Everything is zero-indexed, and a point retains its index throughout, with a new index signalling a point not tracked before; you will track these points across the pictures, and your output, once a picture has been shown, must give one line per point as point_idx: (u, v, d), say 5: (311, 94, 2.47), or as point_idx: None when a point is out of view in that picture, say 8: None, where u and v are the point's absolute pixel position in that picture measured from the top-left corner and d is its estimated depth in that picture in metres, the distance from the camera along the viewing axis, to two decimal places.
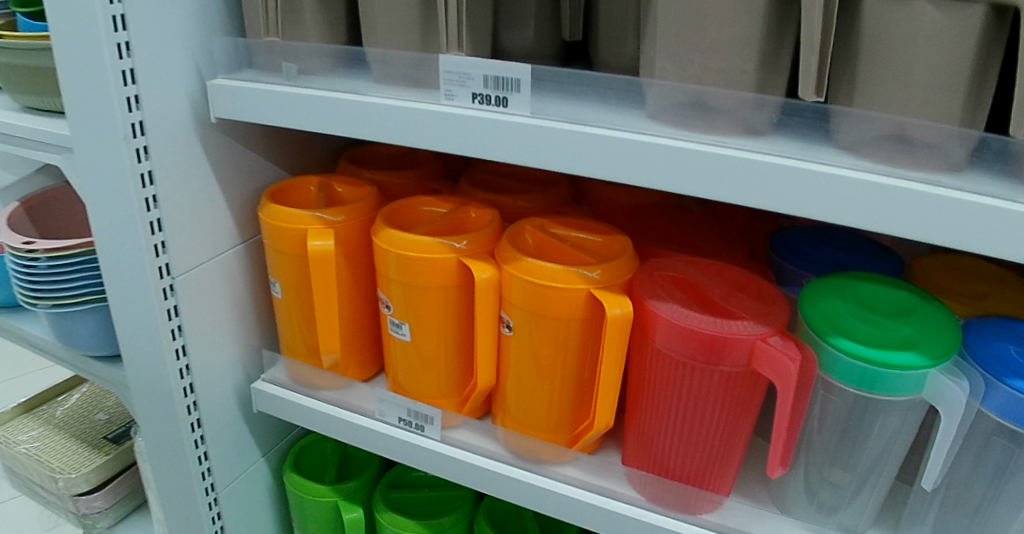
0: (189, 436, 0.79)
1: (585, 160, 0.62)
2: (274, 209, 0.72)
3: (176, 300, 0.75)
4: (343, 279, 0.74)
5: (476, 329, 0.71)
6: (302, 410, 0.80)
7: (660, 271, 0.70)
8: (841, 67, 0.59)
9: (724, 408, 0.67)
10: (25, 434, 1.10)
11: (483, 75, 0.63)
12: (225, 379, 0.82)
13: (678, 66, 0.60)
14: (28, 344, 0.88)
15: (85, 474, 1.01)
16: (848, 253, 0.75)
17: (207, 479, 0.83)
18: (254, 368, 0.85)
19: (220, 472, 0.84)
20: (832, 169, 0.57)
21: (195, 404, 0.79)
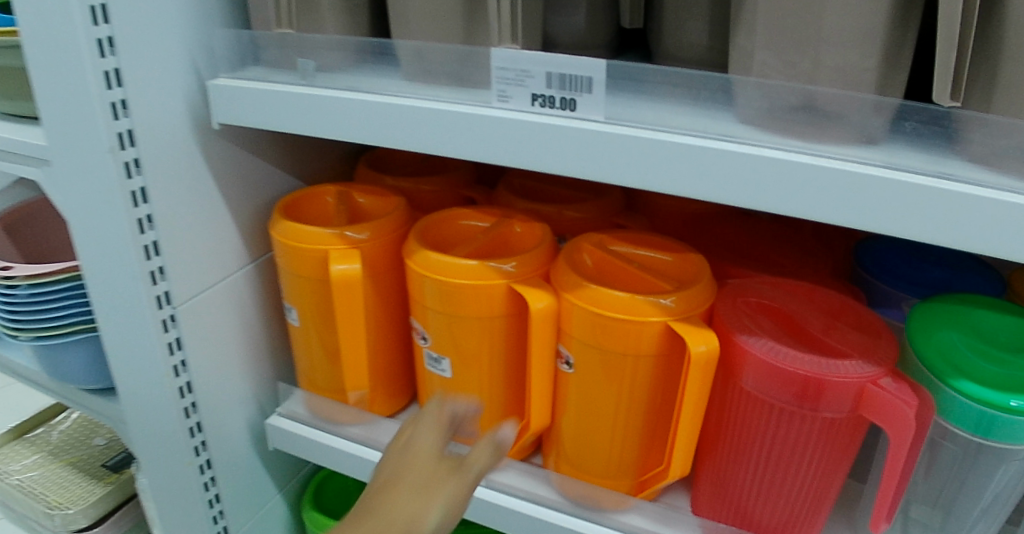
0: (198, 480, 0.69)
1: (666, 174, 0.51)
2: (289, 226, 0.62)
3: (178, 332, 0.64)
4: (371, 304, 0.64)
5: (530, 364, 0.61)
6: (322, 451, 0.69)
7: (745, 297, 0.60)
8: (978, 65, 0.48)
9: (822, 455, 0.58)
10: (19, 463, 1.02)
11: (546, 72, 0.52)
12: (236, 414, 0.72)
13: (785, 63, 0.49)
14: (15, 372, 0.79)
15: (83, 509, 0.92)
16: (949, 269, 0.65)
17: (218, 522, 0.73)
18: (268, 400, 0.75)
19: (234, 514, 0.74)
20: (978, 191, 0.46)
21: (205, 444, 0.69)
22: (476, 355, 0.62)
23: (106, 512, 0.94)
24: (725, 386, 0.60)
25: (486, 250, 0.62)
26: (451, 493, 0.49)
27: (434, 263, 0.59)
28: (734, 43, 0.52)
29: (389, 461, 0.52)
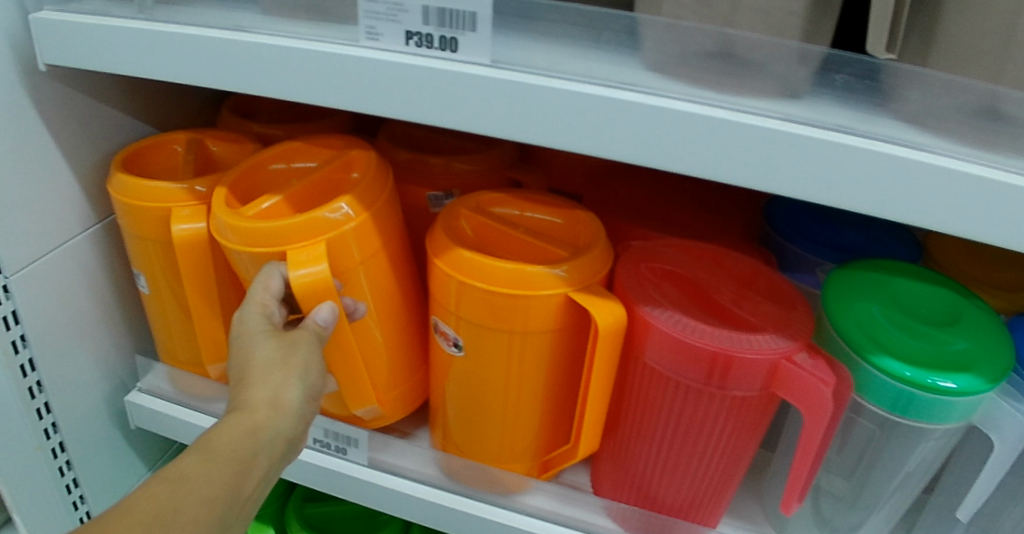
0: (51, 467, 0.63)
1: (560, 129, 0.44)
2: (127, 181, 0.53)
3: (15, 304, 0.56)
4: (205, 276, 0.55)
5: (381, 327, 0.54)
6: (192, 429, 0.64)
7: (648, 264, 0.55)
8: (915, 14, 0.43)
9: (730, 434, 0.54)
10: None
11: (422, 6, 0.44)
12: (90, 392, 0.65)
13: (701, 1, 0.43)
14: None
15: None
16: (864, 231, 0.60)
17: (79, 509, 0.67)
18: (129, 374, 0.68)
19: (97, 499, 0.68)
20: (909, 151, 0.41)
21: (55, 426, 0.62)
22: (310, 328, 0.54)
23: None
24: (627, 360, 0.55)
25: (303, 201, 0.54)
26: (266, 441, 0.43)
27: (233, 231, 0.50)
28: None
29: (232, 360, 0.47)
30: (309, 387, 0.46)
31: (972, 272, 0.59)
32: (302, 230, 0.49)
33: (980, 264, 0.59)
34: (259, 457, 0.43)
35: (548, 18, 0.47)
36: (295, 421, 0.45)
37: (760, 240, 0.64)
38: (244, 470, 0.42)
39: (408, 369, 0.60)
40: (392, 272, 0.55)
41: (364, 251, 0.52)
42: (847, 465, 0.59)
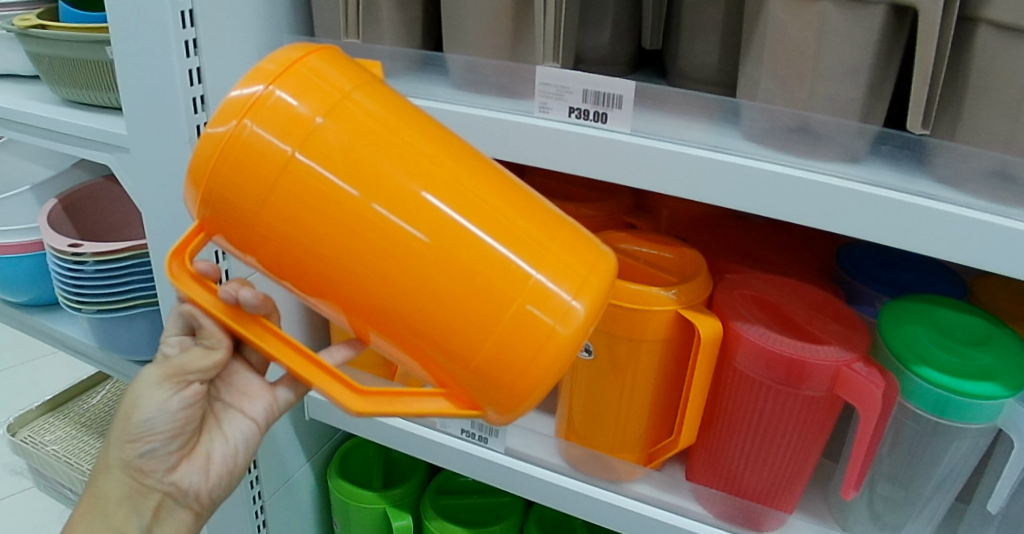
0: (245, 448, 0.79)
1: (676, 180, 0.61)
2: None
3: None
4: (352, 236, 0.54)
5: (374, 230, 0.44)
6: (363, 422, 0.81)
7: (740, 290, 0.70)
8: (946, 101, 0.57)
9: (802, 429, 0.67)
10: (51, 434, 1.06)
11: (582, 90, 0.62)
12: None
13: (785, 90, 0.58)
14: (67, 347, 0.87)
15: None
16: (917, 274, 0.75)
17: (254, 488, 0.82)
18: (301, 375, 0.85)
19: (267, 480, 0.84)
20: (935, 203, 0.56)
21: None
22: (322, 248, 0.45)
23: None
24: (721, 368, 0.69)
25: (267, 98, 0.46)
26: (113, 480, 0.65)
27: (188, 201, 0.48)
28: (743, 72, 0.61)
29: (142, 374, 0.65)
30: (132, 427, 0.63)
31: (1006, 309, 0.72)
32: (215, 146, 0.44)
33: (1014, 302, 0.72)
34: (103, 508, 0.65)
35: (678, 98, 0.64)
36: (129, 453, 0.64)
37: (829, 278, 0.79)
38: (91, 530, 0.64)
39: (482, 300, 0.44)
40: (392, 146, 0.45)
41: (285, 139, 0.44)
42: (896, 465, 0.71)
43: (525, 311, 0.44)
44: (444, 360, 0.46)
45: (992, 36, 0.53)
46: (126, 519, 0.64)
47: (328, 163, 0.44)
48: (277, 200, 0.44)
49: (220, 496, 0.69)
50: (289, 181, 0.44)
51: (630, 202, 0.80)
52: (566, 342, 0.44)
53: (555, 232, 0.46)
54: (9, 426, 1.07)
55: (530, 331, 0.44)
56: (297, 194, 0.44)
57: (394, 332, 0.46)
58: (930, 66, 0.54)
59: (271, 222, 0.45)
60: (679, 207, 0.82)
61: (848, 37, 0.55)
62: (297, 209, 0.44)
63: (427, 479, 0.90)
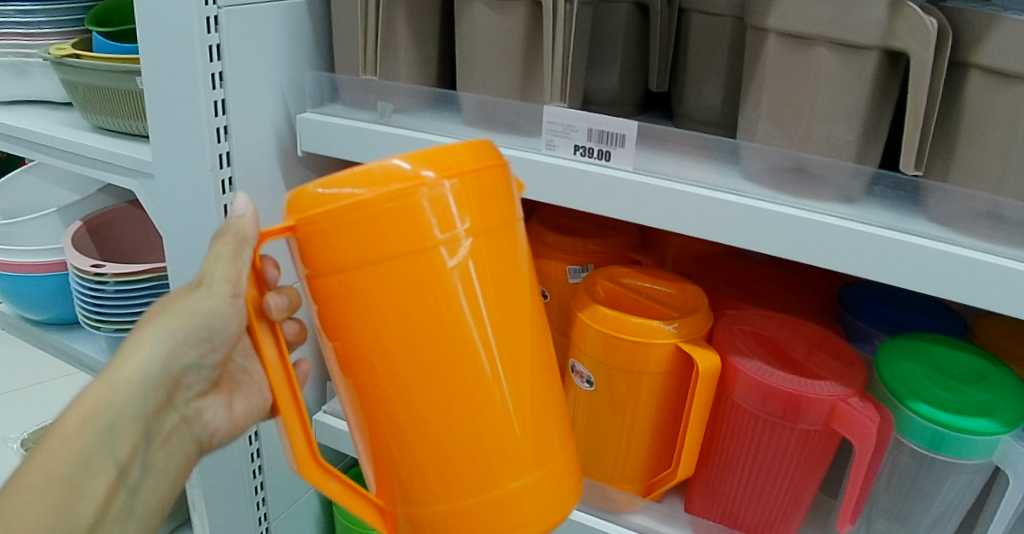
0: (250, 467, 0.81)
1: (676, 215, 0.64)
2: None
3: None
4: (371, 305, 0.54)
5: (443, 371, 0.45)
6: None
7: (739, 325, 0.72)
8: (938, 143, 0.60)
9: (798, 463, 0.68)
10: None
11: (587, 129, 0.64)
12: None
13: (783, 132, 0.61)
14: (83, 365, 0.90)
15: None
16: (917, 312, 0.76)
17: (260, 509, 0.84)
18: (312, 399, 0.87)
19: (273, 502, 0.85)
20: (927, 241, 0.58)
21: (256, 434, 0.80)
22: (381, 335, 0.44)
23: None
24: (719, 401, 0.71)
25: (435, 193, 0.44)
26: (124, 401, 0.52)
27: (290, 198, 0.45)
28: (742, 113, 0.64)
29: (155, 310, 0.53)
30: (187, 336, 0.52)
31: (1005, 348, 0.73)
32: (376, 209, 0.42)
33: (1013, 342, 0.73)
34: (108, 428, 0.52)
35: (682, 137, 0.66)
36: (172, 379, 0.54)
37: (831, 316, 0.81)
38: (92, 453, 0.51)
39: (484, 451, 0.47)
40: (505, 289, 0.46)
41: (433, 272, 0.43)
42: (893, 500, 0.72)
43: (513, 491, 0.48)
44: (412, 478, 0.48)
45: (984, 83, 0.56)
46: (136, 450, 0.54)
47: (448, 297, 0.44)
48: (378, 292, 0.44)
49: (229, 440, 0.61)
50: (391, 273, 0.43)
51: (636, 238, 0.83)
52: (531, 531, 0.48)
53: (547, 457, 0.49)
54: None
55: (497, 512, 0.48)
56: (393, 288, 0.43)
57: (390, 436, 0.47)
58: (921, 110, 0.57)
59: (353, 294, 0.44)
60: (684, 245, 0.84)
61: (843, 82, 0.58)
62: (388, 305, 0.44)
63: None
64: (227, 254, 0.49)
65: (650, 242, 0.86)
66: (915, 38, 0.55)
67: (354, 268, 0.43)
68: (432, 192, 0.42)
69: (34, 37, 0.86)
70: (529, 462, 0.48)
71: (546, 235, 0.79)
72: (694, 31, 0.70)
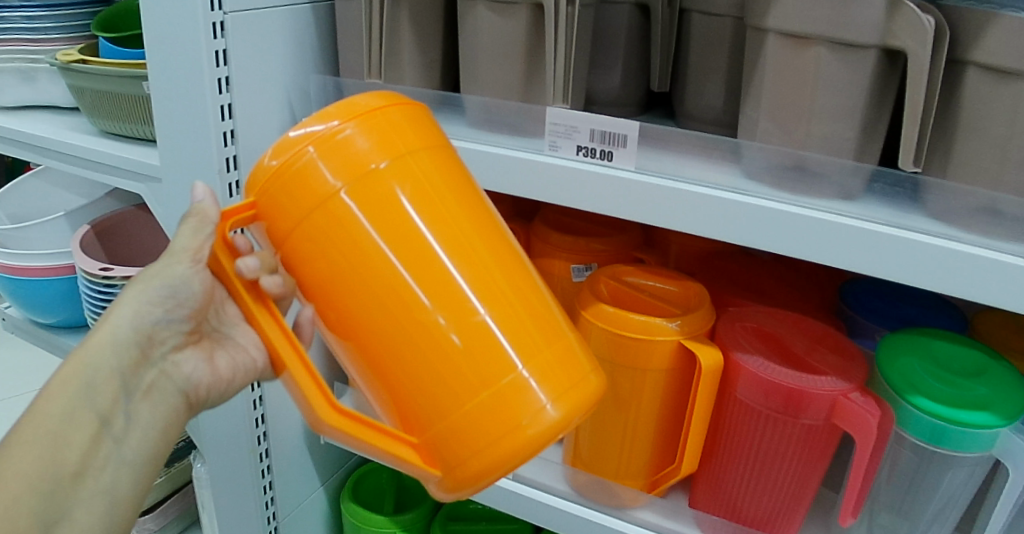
0: (258, 467, 0.81)
1: (678, 214, 0.64)
2: None
3: None
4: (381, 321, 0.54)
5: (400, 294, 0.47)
6: None
7: (741, 322, 0.73)
8: (936, 141, 0.60)
9: (799, 457, 0.69)
10: None
11: (589, 130, 0.65)
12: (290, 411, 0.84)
13: (783, 131, 0.62)
14: None
15: None
16: (917, 307, 0.77)
17: (269, 508, 0.85)
18: None
19: (281, 501, 0.86)
20: (926, 238, 0.59)
21: (265, 434, 0.81)
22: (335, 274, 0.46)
23: (157, 500, 1.02)
24: (722, 397, 0.71)
25: None
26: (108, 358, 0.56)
27: None
28: (743, 113, 0.65)
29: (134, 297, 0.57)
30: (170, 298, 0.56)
31: (1005, 342, 0.73)
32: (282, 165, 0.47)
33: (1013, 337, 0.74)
34: (86, 385, 0.56)
35: (682, 136, 0.67)
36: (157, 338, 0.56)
37: (833, 312, 0.82)
38: (74, 407, 0.55)
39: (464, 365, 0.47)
40: (444, 205, 0.48)
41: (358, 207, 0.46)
42: (896, 493, 0.73)
43: (505, 391, 0.47)
44: (425, 412, 0.48)
45: (980, 81, 0.56)
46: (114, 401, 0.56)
47: (380, 226, 0.47)
48: (321, 236, 0.47)
49: (220, 395, 0.61)
50: (322, 218, 0.47)
51: (639, 237, 0.83)
52: (537, 436, 0.47)
53: (546, 344, 0.48)
54: None
55: (506, 419, 0.47)
56: (329, 230, 0.47)
57: (383, 371, 0.48)
58: (918, 108, 0.57)
59: (302, 242, 0.47)
60: (686, 243, 0.85)
61: (842, 80, 0.58)
62: (334, 247, 0.47)
63: (438, 504, 0.93)
64: (191, 230, 0.52)
65: (653, 241, 0.87)
66: (913, 37, 0.55)
67: (293, 222, 0.47)
68: (339, 136, 0.46)
69: (41, 42, 0.86)
70: (518, 365, 0.47)
71: (550, 235, 0.80)
72: (695, 31, 0.70)
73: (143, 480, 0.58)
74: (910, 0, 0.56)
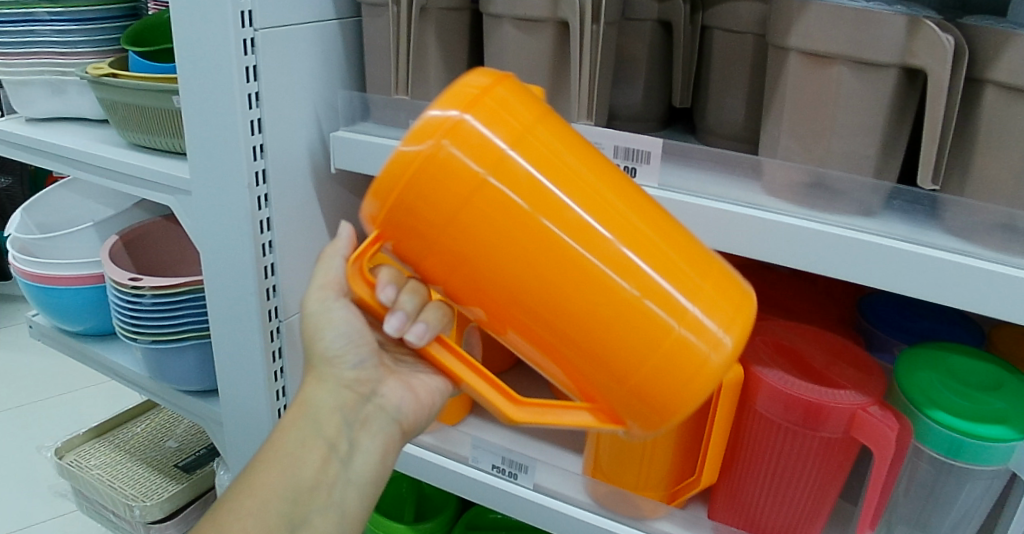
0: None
1: (701, 229, 0.66)
2: None
3: (283, 362, 0.79)
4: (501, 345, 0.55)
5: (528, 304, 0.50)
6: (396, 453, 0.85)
7: (760, 335, 0.74)
8: (955, 159, 0.61)
9: (818, 470, 0.70)
10: (96, 459, 1.11)
11: (613, 146, 0.67)
12: None
13: (804, 148, 0.63)
14: (118, 376, 0.93)
15: (160, 502, 1.01)
16: (936, 322, 0.77)
17: None
18: None
19: None
20: (944, 254, 0.59)
21: None
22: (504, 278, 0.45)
23: (178, 507, 1.03)
24: (742, 410, 0.72)
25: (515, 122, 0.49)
26: (310, 416, 0.58)
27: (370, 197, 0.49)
28: (764, 130, 0.66)
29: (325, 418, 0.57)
30: (324, 350, 0.58)
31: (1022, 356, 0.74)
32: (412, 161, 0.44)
33: None
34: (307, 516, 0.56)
35: (705, 153, 0.70)
36: (335, 372, 0.59)
37: (851, 325, 0.82)
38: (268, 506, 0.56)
39: (642, 333, 0.46)
40: (586, 186, 0.46)
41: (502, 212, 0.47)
42: (914, 506, 0.74)
43: (680, 342, 0.45)
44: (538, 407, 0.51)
45: (998, 100, 0.57)
46: (339, 430, 0.58)
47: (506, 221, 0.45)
48: (422, 221, 0.45)
49: (425, 421, 0.62)
50: (479, 203, 0.44)
51: None
52: (715, 372, 0.46)
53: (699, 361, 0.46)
54: (57, 449, 1.12)
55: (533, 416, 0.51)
56: (489, 216, 0.45)
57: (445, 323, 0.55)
58: (938, 125, 0.58)
59: (452, 227, 0.45)
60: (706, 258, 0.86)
61: (861, 98, 0.59)
62: (488, 234, 0.45)
63: (458, 514, 0.95)
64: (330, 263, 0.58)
65: None
66: (932, 56, 0.56)
67: (449, 208, 0.45)
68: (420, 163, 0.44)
69: (69, 56, 0.88)
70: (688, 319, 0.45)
71: None
72: (716, 47, 0.71)
73: (378, 494, 0.60)
74: (929, 19, 0.57)
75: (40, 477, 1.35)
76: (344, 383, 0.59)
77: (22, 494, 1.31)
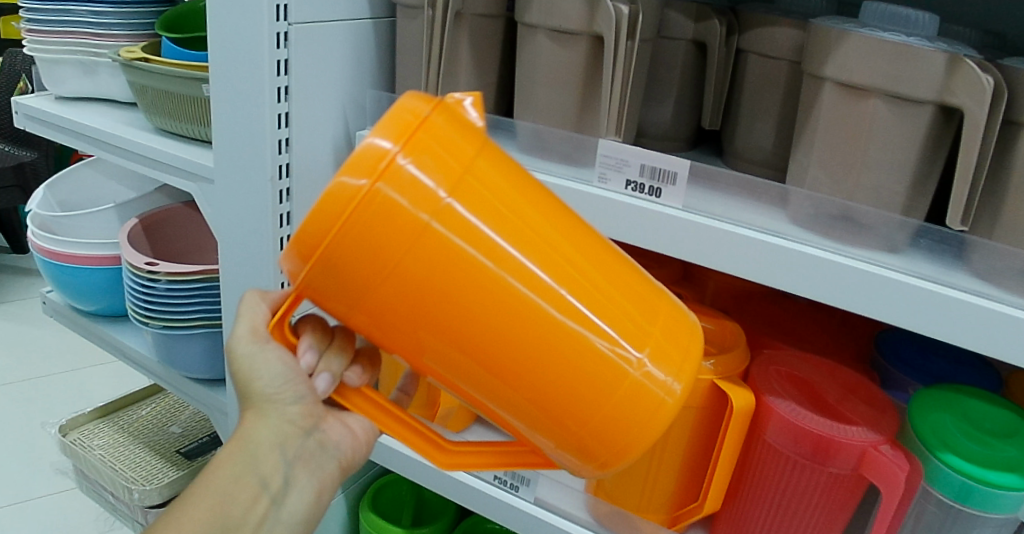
0: None
1: (721, 254, 0.65)
2: None
3: None
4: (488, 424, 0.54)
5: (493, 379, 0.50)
6: (398, 455, 0.85)
7: (775, 365, 0.73)
8: (987, 200, 0.60)
9: (824, 505, 0.69)
10: (99, 439, 1.11)
11: (640, 164, 0.67)
12: None
13: (832, 180, 0.62)
14: (127, 357, 0.93)
15: (159, 488, 1.01)
16: (951, 363, 0.76)
17: None
18: None
19: None
20: (967, 296, 0.58)
21: None
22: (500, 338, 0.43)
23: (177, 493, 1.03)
24: (751, 438, 0.71)
25: None
26: (247, 450, 0.55)
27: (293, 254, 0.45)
28: (793, 158, 0.65)
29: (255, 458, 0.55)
30: (263, 390, 0.54)
31: None
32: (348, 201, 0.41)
33: None
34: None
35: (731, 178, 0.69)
36: (278, 410, 0.55)
37: (867, 360, 0.81)
38: None
39: (602, 381, 0.44)
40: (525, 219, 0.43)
41: (422, 248, 0.41)
42: None
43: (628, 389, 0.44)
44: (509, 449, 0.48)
45: None
46: (276, 467, 0.56)
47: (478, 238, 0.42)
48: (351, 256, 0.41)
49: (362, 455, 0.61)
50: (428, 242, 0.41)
51: (677, 271, 0.85)
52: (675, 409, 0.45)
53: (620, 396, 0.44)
54: (62, 426, 1.12)
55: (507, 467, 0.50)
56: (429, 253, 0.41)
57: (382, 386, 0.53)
58: (972, 165, 0.57)
59: (403, 267, 0.42)
60: (723, 282, 0.86)
61: (895, 134, 0.59)
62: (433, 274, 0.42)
63: (455, 522, 0.95)
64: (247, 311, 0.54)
65: (691, 277, 0.88)
66: (970, 96, 0.55)
67: (389, 254, 0.41)
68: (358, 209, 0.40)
69: (103, 37, 0.89)
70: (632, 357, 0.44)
71: None
72: (750, 72, 0.71)
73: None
74: (969, 59, 0.56)
75: (43, 452, 1.36)
76: (266, 402, 0.54)
77: (25, 467, 1.32)
